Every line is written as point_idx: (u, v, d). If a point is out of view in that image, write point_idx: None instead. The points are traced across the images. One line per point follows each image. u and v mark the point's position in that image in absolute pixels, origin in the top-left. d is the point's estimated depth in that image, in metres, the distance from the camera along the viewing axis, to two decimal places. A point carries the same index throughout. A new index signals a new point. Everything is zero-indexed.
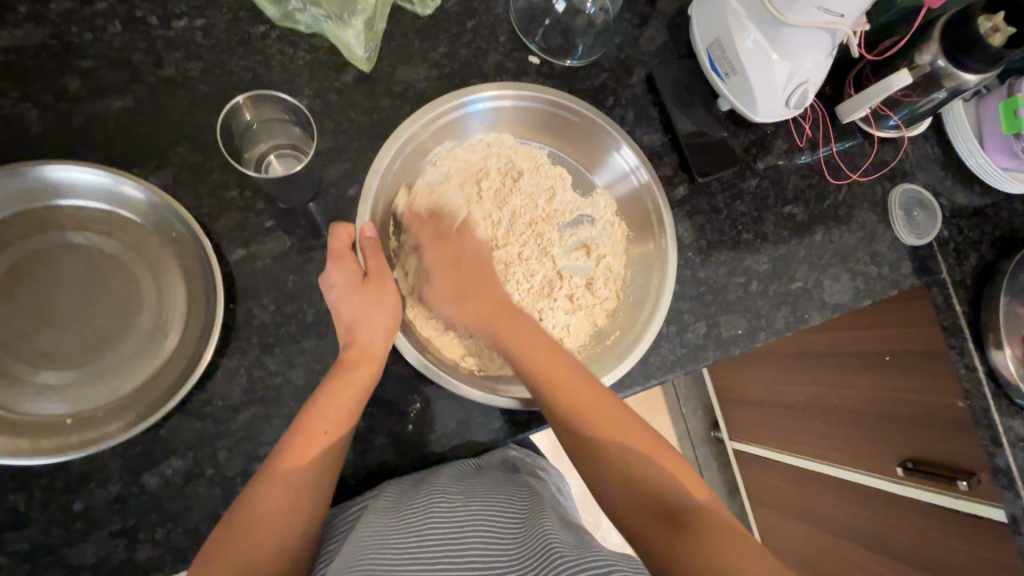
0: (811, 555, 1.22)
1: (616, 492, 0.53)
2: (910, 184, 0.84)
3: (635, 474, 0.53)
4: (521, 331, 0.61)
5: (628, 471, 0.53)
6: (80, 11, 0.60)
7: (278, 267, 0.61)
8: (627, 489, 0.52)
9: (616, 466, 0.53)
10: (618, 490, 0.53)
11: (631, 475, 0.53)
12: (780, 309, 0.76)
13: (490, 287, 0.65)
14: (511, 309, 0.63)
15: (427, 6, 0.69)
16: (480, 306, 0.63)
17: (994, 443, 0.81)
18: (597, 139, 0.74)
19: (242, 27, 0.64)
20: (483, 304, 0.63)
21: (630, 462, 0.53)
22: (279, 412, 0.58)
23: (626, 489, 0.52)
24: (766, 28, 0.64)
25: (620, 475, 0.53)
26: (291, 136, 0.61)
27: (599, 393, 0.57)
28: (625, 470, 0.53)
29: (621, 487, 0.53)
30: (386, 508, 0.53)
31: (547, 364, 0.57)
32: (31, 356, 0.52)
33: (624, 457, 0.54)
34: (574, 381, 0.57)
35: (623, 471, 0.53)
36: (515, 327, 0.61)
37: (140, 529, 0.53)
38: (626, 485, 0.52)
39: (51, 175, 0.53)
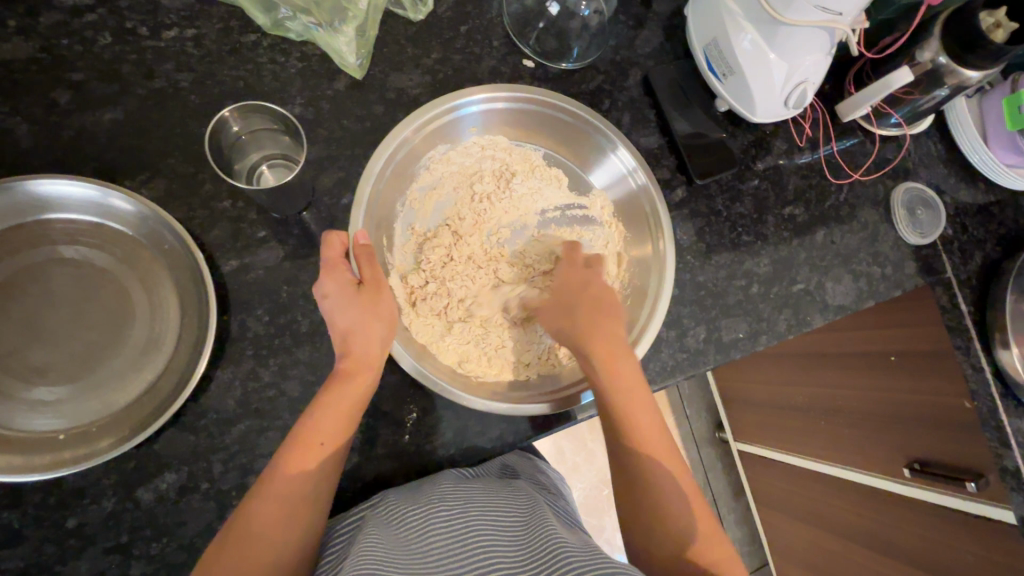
0: (819, 557, 1.21)
1: (648, 538, 0.54)
2: (913, 183, 0.82)
3: (666, 520, 0.53)
4: (620, 373, 0.58)
5: (664, 519, 0.54)
6: (69, 23, 0.60)
7: (271, 278, 0.60)
8: (654, 538, 0.53)
9: (651, 510, 0.54)
10: (650, 536, 0.54)
11: (666, 521, 0.53)
12: (782, 311, 0.75)
13: (598, 324, 0.61)
14: (616, 347, 0.60)
15: (419, 12, 0.68)
16: (588, 341, 0.60)
17: (1002, 444, 0.80)
18: (592, 140, 0.73)
19: (233, 37, 0.63)
20: (592, 329, 0.60)
21: (667, 510, 0.54)
22: (274, 424, 0.57)
23: (654, 536, 0.53)
24: (763, 27, 0.63)
25: (656, 523, 0.54)
26: (281, 145, 0.61)
27: (667, 444, 0.57)
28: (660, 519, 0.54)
29: (651, 533, 0.54)
30: (383, 516, 0.52)
31: (632, 413, 0.57)
32: (23, 371, 0.51)
33: (661, 502, 0.54)
34: (652, 425, 0.57)
35: (659, 516, 0.54)
36: (620, 376, 0.57)
37: (134, 544, 0.53)
38: (655, 531, 0.53)
39: (41, 190, 0.53)
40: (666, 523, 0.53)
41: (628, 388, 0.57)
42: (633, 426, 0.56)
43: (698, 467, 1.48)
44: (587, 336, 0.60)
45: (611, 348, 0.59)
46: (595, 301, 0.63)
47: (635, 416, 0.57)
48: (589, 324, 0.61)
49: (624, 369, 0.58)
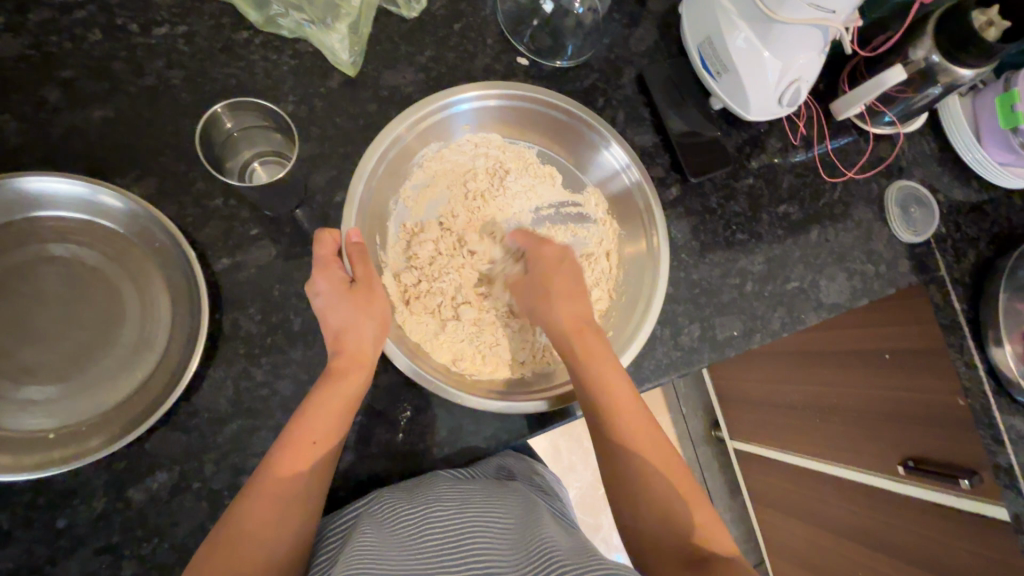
0: (814, 555, 1.21)
1: (648, 534, 0.52)
2: (906, 181, 0.82)
3: (663, 512, 0.52)
4: (592, 347, 0.60)
5: (661, 511, 0.52)
6: (59, 20, 0.59)
7: (264, 276, 0.60)
8: (655, 532, 0.52)
9: (647, 504, 0.53)
10: (650, 533, 0.52)
11: (664, 513, 0.52)
12: (776, 309, 0.75)
13: (568, 302, 0.63)
14: (585, 325, 0.62)
15: (412, 10, 0.68)
16: (558, 316, 0.62)
17: (996, 442, 0.80)
18: (586, 138, 0.73)
19: (225, 34, 0.63)
20: (564, 306, 0.62)
21: (664, 501, 0.53)
22: (266, 423, 0.57)
23: (654, 531, 0.52)
24: (757, 25, 0.63)
25: (654, 517, 0.52)
26: (272, 143, 0.60)
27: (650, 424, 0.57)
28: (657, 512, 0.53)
29: (651, 527, 0.52)
30: (377, 516, 0.52)
31: (608, 385, 0.57)
32: (11, 371, 0.51)
33: (656, 494, 0.53)
34: (630, 403, 0.57)
35: (657, 508, 0.53)
36: (591, 350, 0.59)
37: (126, 544, 0.53)
38: (654, 525, 0.52)
39: (30, 187, 0.53)
40: (664, 516, 0.52)
41: (600, 361, 0.59)
42: (607, 400, 0.56)
43: (694, 465, 1.48)
44: (557, 316, 0.62)
45: (581, 324, 0.62)
46: (568, 277, 0.64)
47: (610, 391, 0.57)
48: (560, 300, 0.63)
49: (597, 346, 0.60)
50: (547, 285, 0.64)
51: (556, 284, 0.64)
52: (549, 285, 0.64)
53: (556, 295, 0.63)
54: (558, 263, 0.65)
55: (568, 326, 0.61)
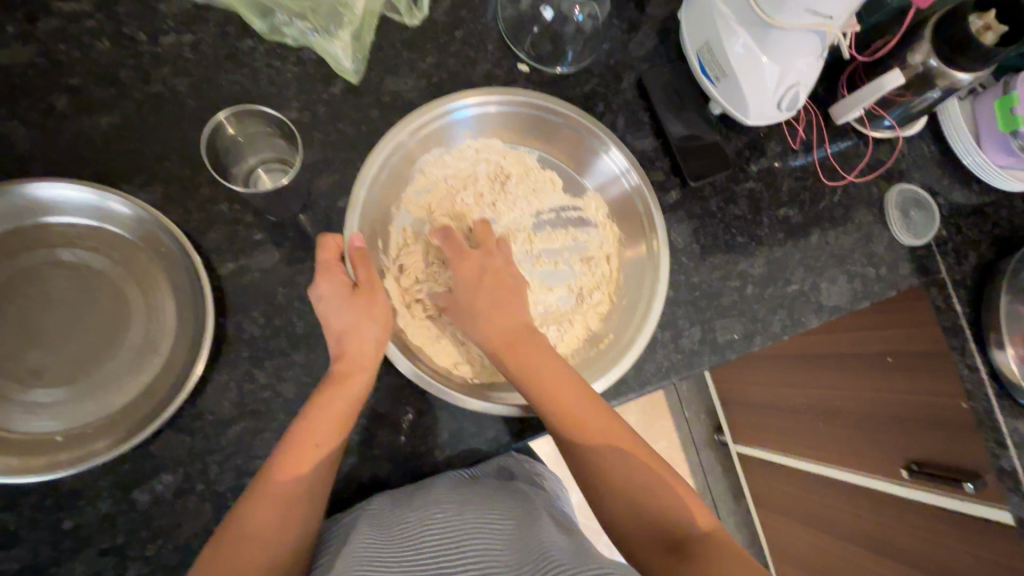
0: (819, 559, 1.21)
1: (628, 528, 0.52)
2: (907, 184, 0.83)
3: (648, 507, 0.52)
4: (528, 354, 0.59)
5: (638, 503, 0.52)
6: (67, 29, 0.60)
7: (267, 280, 0.61)
8: (636, 524, 0.52)
9: (623, 498, 0.53)
10: (629, 525, 0.52)
11: (641, 505, 0.52)
12: (777, 312, 0.76)
13: (501, 310, 0.61)
14: (522, 330, 0.61)
15: (414, 17, 0.69)
16: (489, 330, 0.60)
17: (999, 444, 0.80)
18: (585, 142, 0.74)
19: (230, 42, 0.64)
20: (493, 318, 0.61)
21: (639, 493, 0.53)
22: (270, 425, 0.58)
23: (633, 524, 0.52)
24: (755, 30, 0.64)
25: (632, 510, 0.52)
26: (277, 149, 0.61)
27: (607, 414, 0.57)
28: (634, 504, 0.52)
29: (630, 520, 0.52)
30: (378, 523, 0.52)
31: (552, 391, 0.56)
32: (19, 373, 0.52)
33: (631, 486, 0.53)
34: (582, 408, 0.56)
35: (635, 499, 0.52)
36: (525, 361, 0.58)
37: (130, 545, 0.53)
38: (635, 518, 0.52)
39: (38, 193, 0.54)
40: (641, 508, 0.52)
41: (540, 365, 0.58)
42: (556, 407, 0.56)
43: (697, 470, 1.47)
44: (490, 326, 0.61)
45: (520, 333, 0.61)
46: (503, 283, 0.63)
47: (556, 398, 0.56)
48: (489, 311, 0.61)
49: (533, 351, 0.59)
50: (472, 298, 0.62)
51: (483, 294, 0.62)
52: (480, 296, 0.62)
53: (490, 303, 0.62)
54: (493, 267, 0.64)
55: (502, 337, 0.60)
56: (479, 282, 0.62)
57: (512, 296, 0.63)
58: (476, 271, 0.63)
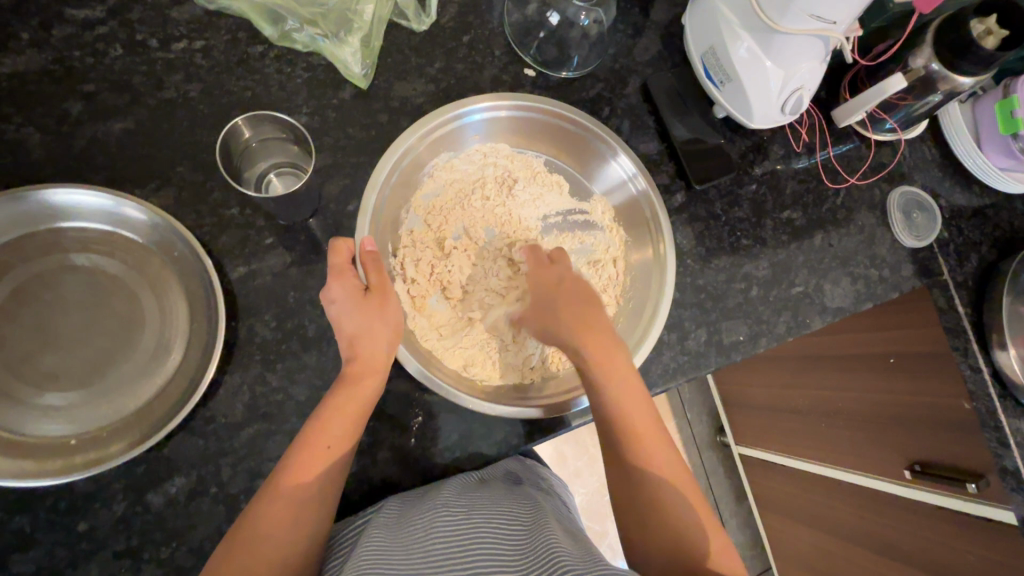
0: (822, 560, 1.21)
1: (651, 542, 0.53)
2: (909, 187, 0.84)
3: (673, 525, 0.53)
4: (610, 362, 0.58)
5: (664, 520, 0.53)
6: (81, 35, 0.61)
7: (278, 284, 0.61)
8: (661, 539, 0.53)
9: (652, 513, 0.54)
10: (651, 538, 0.53)
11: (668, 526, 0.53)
12: (781, 314, 0.76)
13: (582, 316, 0.60)
14: (606, 336, 0.60)
15: (422, 23, 0.70)
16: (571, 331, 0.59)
17: (1002, 444, 0.80)
18: (593, 146, 0.74)
19: (240, 48, 0.65)
20: (578, 319, 0.60)
21: (670, 513, 0.54)
22: (281, 428, 0.58)
23: (657, 538, 0.53)
24: (760, 36, 0.65)
25: (658, 526, 0.53)
26: (290, 154, 0.62)
27: (656, 425, 0.58)
28: (662, 521, 0.53)
29: (656, 536, 0.53)
30: (387, 522, 0.53)
31: (626, 401, 0.57)
32: (34, 377, 0.52)
33: (662, 503, 0.54)
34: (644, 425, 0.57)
35: (661, 517, 0.53)
36: (609, 361, 0.58)
37: (145, 547, 0.53)
38: (659, 533, 0.53)
39: (53, 199, 0.54)
40: (670, 526, 0.53)
41: (609, 359, 0.58)
42: (625, 417, 0.56)
43: (700, 471, 1.48)
44: (580, 330, 0.59)
45: (601, 339, 0.59)
46: (579, 291, 0.62)
47: (627, 407, 0.56)
48: (572, 315, 0.60)
49: (615, 357, 0.58)
50: (558, 300, 0.61)
51: (567, 298, 0.61)
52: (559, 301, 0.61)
53: (568, 308, 0.60)
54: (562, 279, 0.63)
55: (584, 339, 0.58)
56: (560, 287, 0.62)
57: (595, 304, 0.62)
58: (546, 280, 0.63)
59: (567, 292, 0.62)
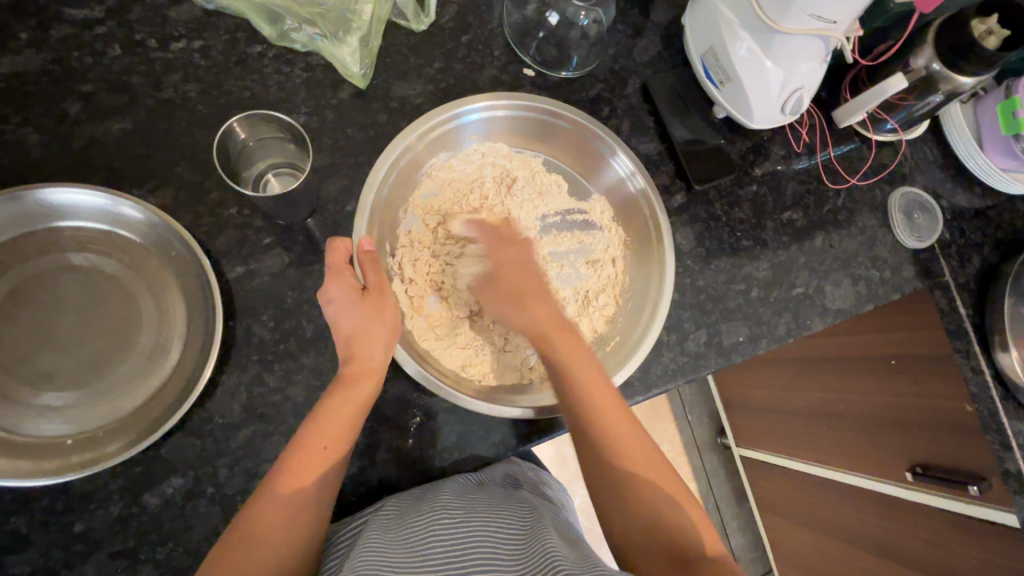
0: (823, 563, 1.20)
1: (629, 534, 0.53)
2: (910, 188, 0.83)
3: (654, 517, 0.53)
4: (566, 343, 0.60)
5: (650, 517, 0.53)
6: (80, 35, 0.61)
7: (276, 284, 0.61)
8: (645, 534, 0.52)
9: (634, 511, 0.53)
10: (638, 541, 0.52)
11: (649, 519, 0.53)
12: (781, 315, 0.76)
13: (537, 302, 0.63)
14: (560, 323, 0.63)
15: (422, 23, 0.69)
16: (529, 316, 0.62)
17: (1005, 447, 0.80)
18: (592, 147, 0.74)
19: (239, 48, 0.65)
20: (533, 306, 0.63)
21: (650, 504, 0.53)
22: (279, 429, 0.58)
23: (645, 540, 0.52)
24: (760, 36, 0.64)
25: (640, 523, 0.53)
26: (288, 154, 0.62)
27: (620, 409, 0.57)
28: (641, 514, 0.53)
29: (637, 530, 0.52)
30: (385, 523, 0.53)
31: (584, 380, 0.57)
32: (31, 377, 0.52)
33: (642, 499, 0.54)
34: (610, 409, 0.56)
35: (641, 510, 0.53)
36: (562, 343, 0.60)
37: (141, 548, 0.53)
38: (638, 526, 0.53)
39: (51, 198, 0.54)
40: (654, 523, 0.52)
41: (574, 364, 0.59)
42: (586, 398, 0.56)
43: (700, 473, 1.48)
44: (533, 315, 0.62)
45: (555, 325, 0.62)
46: (535, 279, 0.66)
47: (588, 386, 0.57)
48: (529, 301, 0.63)
49: (568, 339, 0.61)
50: (518, 288, 0.64)
51: (525, 286, 0.65)
52: (515, 288, 0.64)
53: (526, 294, 0.64)
54: (524, 266, 0.66)
55: (538, 326, 0.62)
56: (516, 274, 0.66)
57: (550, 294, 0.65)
58: (506, 269, 0.66)
59: (520, 280, 0.65)
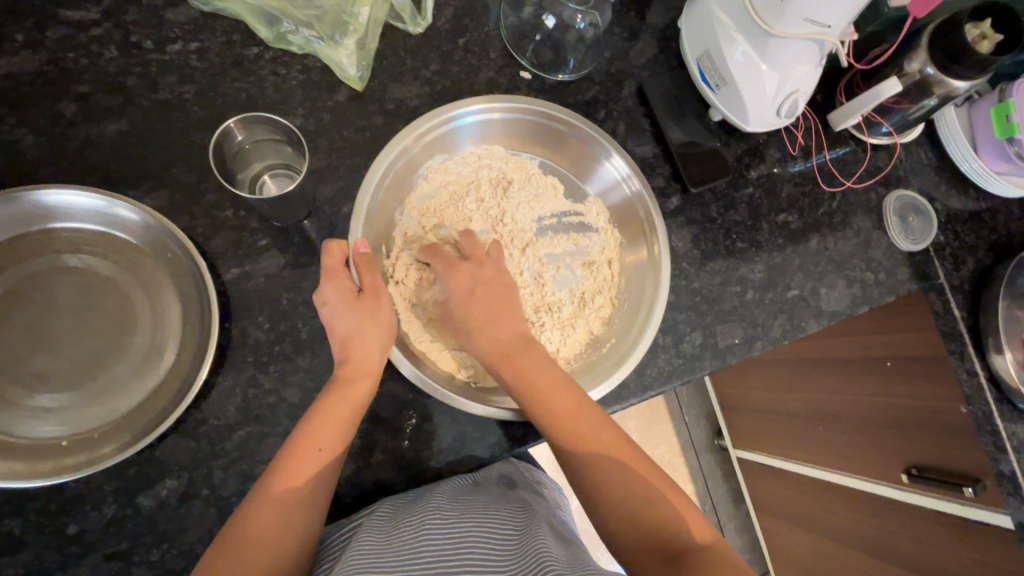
0: (819, 564, 1.21)
1: (620, 532, 0.53)
2: (905, 191, 0.84)
3: (644, 513, 0.53)
4: (525, 363, 0.59)
5: (640, 514, 0.53)
6: (76, 37, 0.61)
7: (272, 286, 0.61)
8: (637, 532, 0.52)
9: (623, 510, 0.53)
10: (630, 540, 0.52)
11: (639, 516, 0.52)
12: (777, 317, 0.76)
13: (497, 319, 0.62)
14: (521, 339, 0.62)
15: (418, 25, 0.70)
16: (489, 337, 0.61)
17: (999, 448, 0.79)
18: (588, 149, 0.74)
19: (235, 49, 0.65)
20: (492, 325, 0.62)
21: (638, 501, 0.53)
22: (274, 430, 0.58)
23: (635, 539, 0.52)
24: (755, 39, 0.65)
25: (631, 521, 0.52)
26: (284, 156, 0.62)
27: (593, 413, 0.58)
28: (631, 511, 0.53)
29: (628, 527, 0.52)
30: (378, 525, 0.53)
31: (550, 396, 0.57)
32: (25, 378, 0.52)
33: (630, 498, 0.53)
34: (581, 418, 0.57)
35: (630, 507, 0.53)
36: (521, 363, 0.59)
37: (136, 550, 0.53)
38: (629, 524, 0.52)
39: (46, 200, 0.54)
40: (645, 520, 0.52)
41: (538, 376, 0.58)
42: (553, 413, 0.56)
43: (697, 474, 1.48)
44: (492, 334, 0.61)
45: (516, 342, 0.61)
46: (498, 292, 0.64)
47: (553, 402, 0.57)
48: (489, 319, 0.62)
49: (526, 356, 0.60)
50: (477, 306, 0.63)
51: (485, 302, 0.63)
52: (474, 306, 0.63)
53: (485, 313, 0.62)
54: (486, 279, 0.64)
55: (500, 345, 0.61)
56: (469, 292, 0.63)
57: (513, 306, 0.64)
58: (462, 289, 0.63)
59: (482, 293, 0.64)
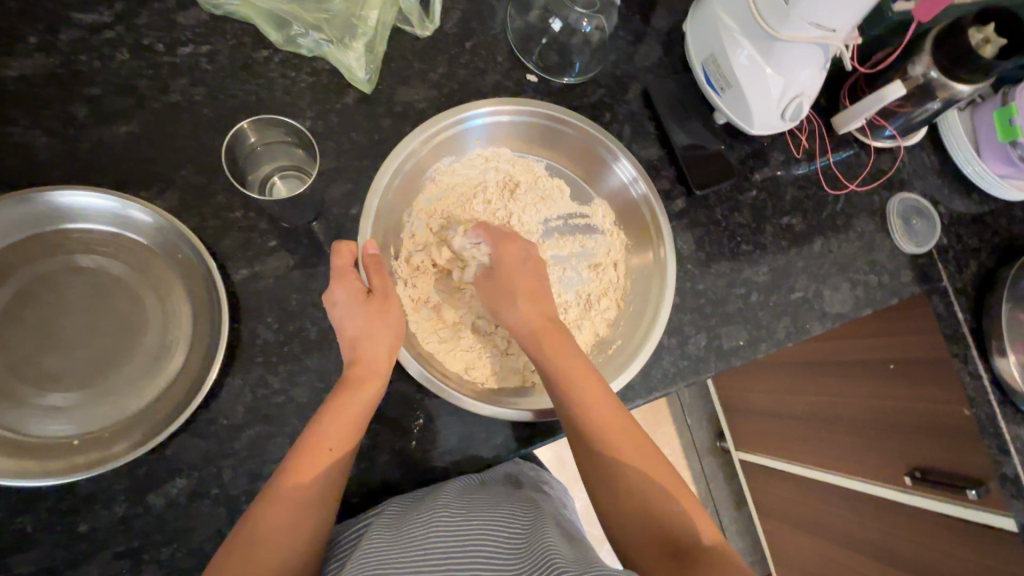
0: (821, 567, 1.21)
1: (625, 527, 0.53)
2: (908, 194, 0.84)
3: (649, 510, 0.53)
4: (558, 344, 0.60)
5: (645, 509, 0.53)
6: (88, 39, 0.62)
7: (280, 287, 0.61)
8: (640, 528, 0.52)
9: (629, 504, 0.53)
10: (634, 535, 0.52)
11: (644, 512, 0.53)
12: (781, 319, 0.76)
13: (529, 302, 0.63)
14: (551, 322, 0.63)
15: (426, 29, 0.70)
16: (520, 318, 0.62)
17: (1002, 451, 0.81)
18: (594, 152, 0.75)
19: (245, 52, 0.65)
20: (528, 305, 0.63)
21: (644, 497, 0.53)
22: (282, 430, 0.58)
23: (640, 533, 0.52)
24: (760, 43, 0.65)
25: (636, 516, 0.53)
26: (294, 158, 0.62)
27: (613, 404, 0.58)
28: (636, 507, 0.53)
29: (632, 522, 0.53)
30: (387, 525, 0.53)
31: (576, 379, 0.58)
32: (38, 377, 0.53)
33: (636, 493, 0.54)
34: (602, 405, 0.57)
35: (635, 503, 0.53)
36: (555, 343, 0.60)
37: (145, 548, 0.54)
38: (633, 519, 0.53)
39: (59, 201, 0.55)
40: (650, 515, 0.52)
41: (567, 356, 0.59)
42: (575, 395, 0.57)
43: (699, 476, 1.48)
44: (528, 313, 0.62)
45: (547, 325, 0.62)
46: (530, 277, 0.65)
47: (579, 384, 0.57)
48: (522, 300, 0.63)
49: (560, 338, 0.61)
50: (510, 287, 0.64)
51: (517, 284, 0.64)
52: (506, 287, 0.64)
53: (517, 295, 0.63)
54: (519, 264, 0.65)
55: (534, 325, 0.62)
56: (505, 273, 0.65)
57: (543, 293, 0.65)
58: (503, 269, 0.65)
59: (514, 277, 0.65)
